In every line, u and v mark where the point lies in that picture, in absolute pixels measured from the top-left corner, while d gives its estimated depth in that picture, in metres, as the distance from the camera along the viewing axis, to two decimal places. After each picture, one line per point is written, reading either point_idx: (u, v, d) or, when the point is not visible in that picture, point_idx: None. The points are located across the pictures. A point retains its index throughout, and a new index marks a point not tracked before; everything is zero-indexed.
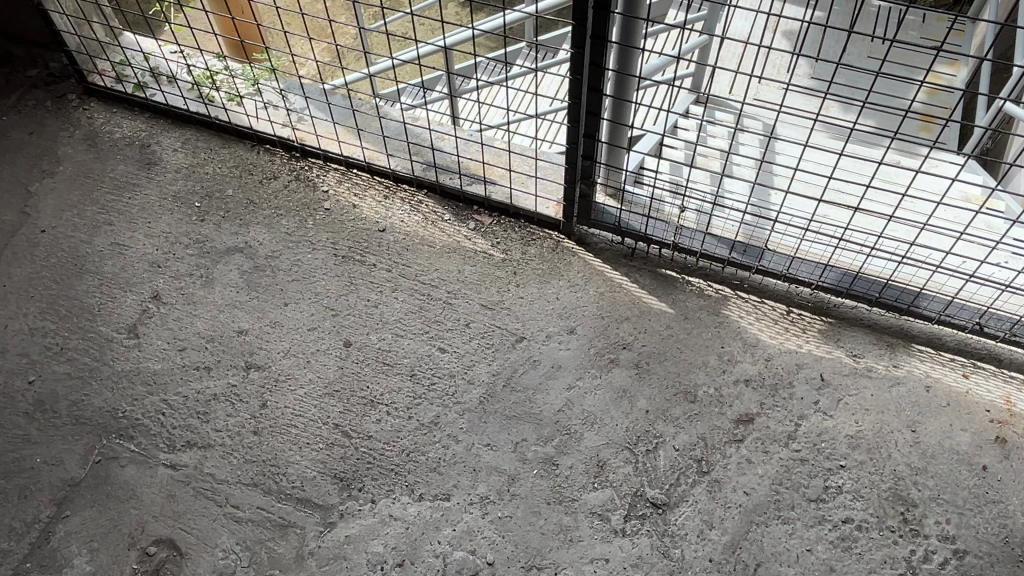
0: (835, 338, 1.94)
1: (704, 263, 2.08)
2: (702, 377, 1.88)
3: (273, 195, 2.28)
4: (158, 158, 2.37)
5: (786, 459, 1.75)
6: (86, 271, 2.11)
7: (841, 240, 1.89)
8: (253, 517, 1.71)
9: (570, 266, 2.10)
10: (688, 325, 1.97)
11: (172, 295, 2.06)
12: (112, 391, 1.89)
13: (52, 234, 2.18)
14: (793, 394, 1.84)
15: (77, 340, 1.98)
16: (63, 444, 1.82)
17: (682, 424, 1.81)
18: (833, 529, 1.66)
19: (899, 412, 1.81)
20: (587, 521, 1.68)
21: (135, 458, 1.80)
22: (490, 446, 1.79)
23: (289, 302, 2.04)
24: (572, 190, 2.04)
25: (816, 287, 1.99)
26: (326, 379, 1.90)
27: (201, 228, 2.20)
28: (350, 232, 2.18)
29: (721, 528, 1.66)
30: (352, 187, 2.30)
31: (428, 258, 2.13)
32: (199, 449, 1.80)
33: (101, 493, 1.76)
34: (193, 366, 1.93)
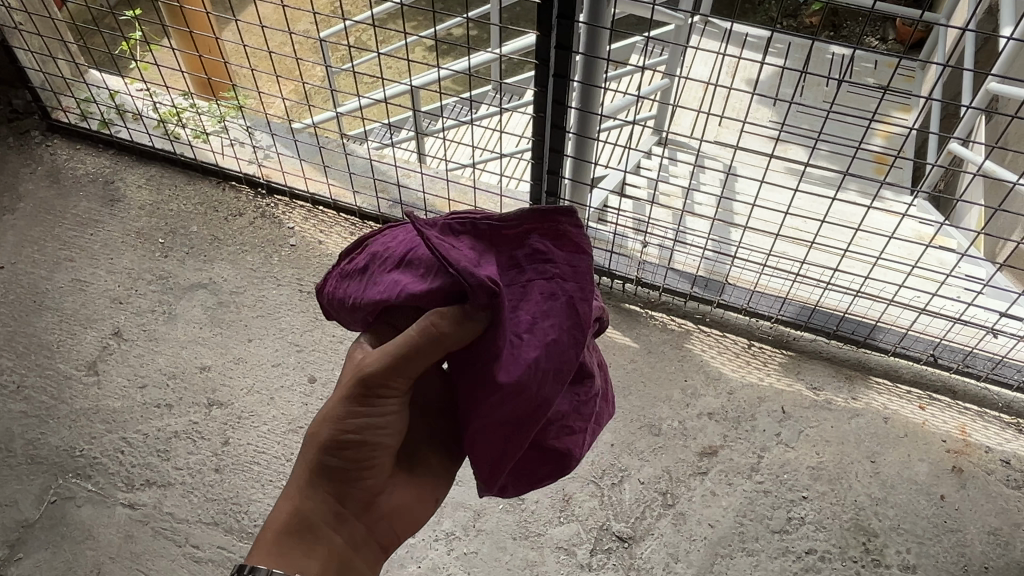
0: (796, 370, 1.97)
1: (666, 298, 2.11)
2: (666, 411, 1.89)
3: (238, 231, 2.27)
4: (122, 194, 2.36)
5: (749, 491, 1.77)
6: (45, 307, 2.08)
7: (798, 275, 1.94)
8: (213, 557, 1.68)
9: None
10: (652, 359, 1.99)
11: (133, 331, 2.04)
12: (69, 430, 1.86)
13: (11, 270, 2.16)
14: (756, 426, 1.86)
15: (34, 378, 1.94)
16: (18, 484, 1.78)
17: (647, 457, 1.82)
18: (797, 560, 1.67)
19: (858, 442, 1.84)
20: (553, 555, 1.68)
21: (91, 498, 1.76)
22: (456, 482, 1.78)
23: (254, 339, 2.02)
24: None
25: (776, 320, 2.03)
26: (290, 416, 1.88)
27: (164, 264, 2.19)
28: (316, 268, 2.18)
29: (686, 561, 1.67)
30: (319, 224, 2.30)
31: None
32: (159, 487, 1.77)
33: (56, 534, 1.72)
34: (154, 404, 1.90)
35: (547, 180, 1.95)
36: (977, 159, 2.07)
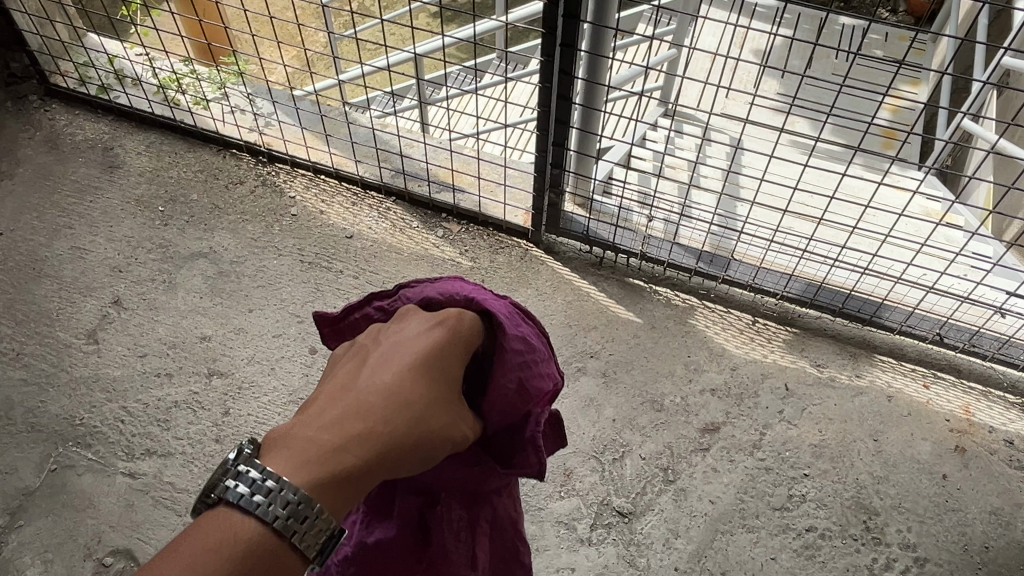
0: (800, 348, 1.96)
1: (671, 273, 2.08)
2: (669, 387, 1.88)
3: (239, 200, 2.25)
4: (122, 161, 2.33)
5: (751, 467, 1.76)
6: (44, 274, 2.06)
7: (806, 252, 1.91)
8: None
9: (538, 275, 2.09)
10: (655, 335, 1.97)
11: (133, 300, 2.02)
12: (69, 398, 1.85)
13: (10, 236, 2.14)
14: (758, 403, 1.85)
15: (34, 346, 1.93)
16: (18, 452, 1.78)
17: (649, 433, 1.81)
18: (797, 537, 1.67)
19: (861, 421, 1.83)
20: (553, 529, 1.68)
21: (92, 467, 1.76)
22: None
23: (254, 309, 2.01)
24: (541, 199, 2.03)
25: (781, 297, 2.01)
26: (291, 387, 1.87)
27: (164, 232, 2.16)
28: (317, 238, 2.15)
29: (686, 537, 1.67)
30: (320, 193, 2.27)
31: (395, 265, 2.10)
32: (159, 457, 1.77)
33: (56, 502, 1.71)
34: (154, 373, 1.89)
35: (551, 153, 1.91)
36: (989, 134, 2.05)
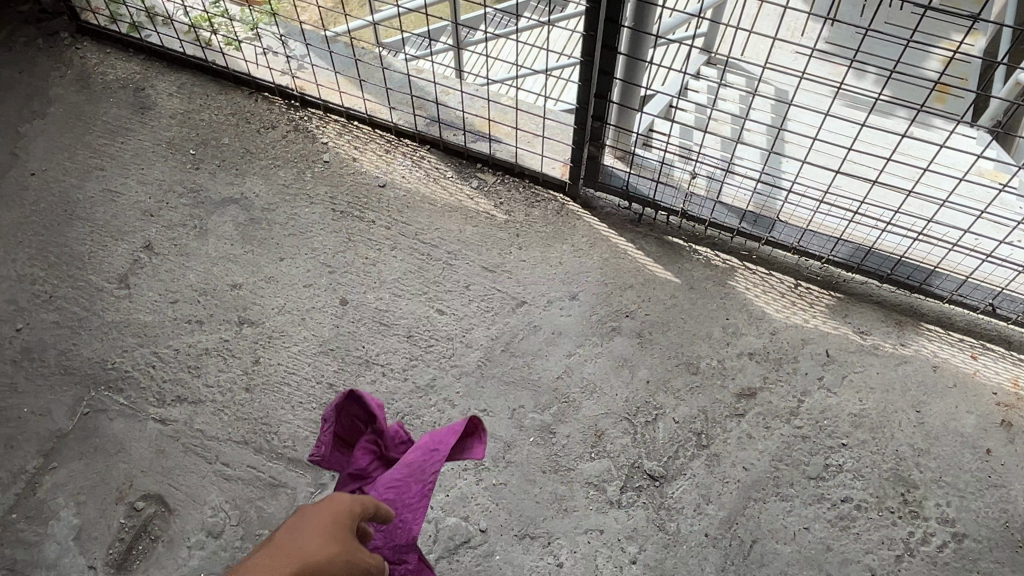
0: (843, 314, 1.89)
1: (712, 232, 2.02)
2: (705, 350, 1.83)
3: (271, 145, 2.20)
4: (153, 102, 2.29)
5: (787, 435, 1.72)
6: (76, 216, 2.05)
7: (857, 216, 1.82)
8: (243, 475, 1.68)
9: (574, 230, 2.03)
10: (694, 296, 1.92)
11: (164, 245, 2.01)
12: (101, 342, 1.85)
13: (41, 176, 2.12)
14: (798, 369, 1.80)
15: (66, 289, 1.93)
16: (52, 394, 1.79)
17: (683, 396, 1.77)
18: (832, 508, 1.64)
19: (904, 390, 1.77)
20: (582, 491, 1.66)
21: (123, 412, 1.76)
22: (487, 412, 1.76)
23: (285, 257, 1.98)
24: (580, 152, 1.96)
25: (827, 260, 1.94)
26: (321, 338, 1.86)
27: (195, 176, 2.13)
28: (349, 187, 2.11)
29: (718, 503, 1.64)
30: (353, 139, 2.22)
31: (428, 217, 2.06)
32: (190, 404, 1.77)
33: (88, 445, 1.72)
34: (185, 320, 1.88)
35: (593, 104, 1.84)
36: None
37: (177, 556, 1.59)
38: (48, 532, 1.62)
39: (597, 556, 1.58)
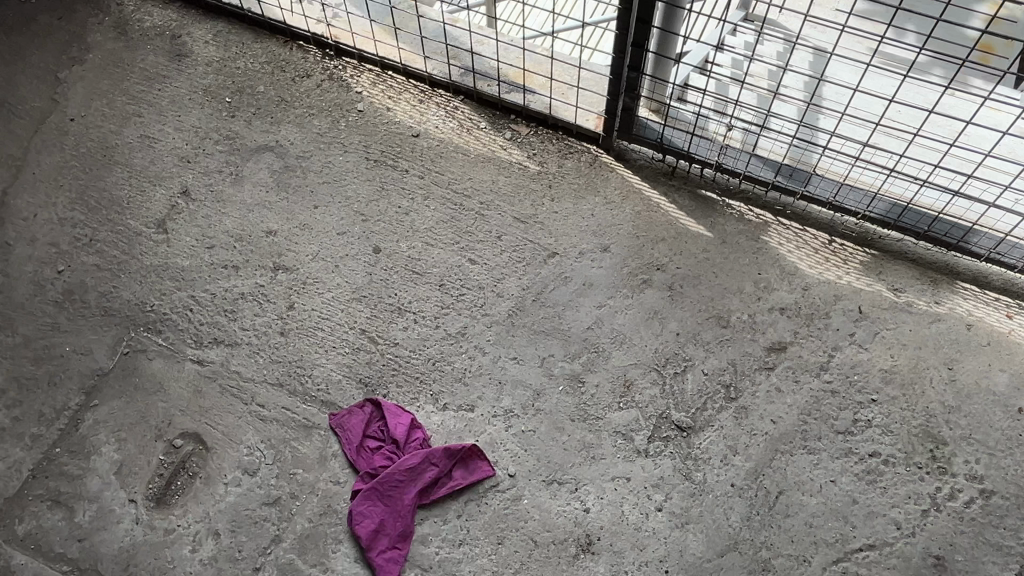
0: (877, 270, 1.88)
1: (745, 186, 2.00)
2: (736, 304, 1.83)
3: (305, 94, 2.21)
4: (189, 49, 2.31)
5: (816, 389, 1.72)
6: (115, 162, 2.08)
7: (895, 171, 1.80)
8: (278, 416, 1.72)
9: (607, 183, 2.03)
10: (726, 250, 1.91)
11: (200, 191, 2.03)
12: (140, 285, 1.89)
13: (81, 122, 2.15)
14: (829, 324, 1.80)
15: (106, 233, 1.96)
16: (93, 334, 1.83)
17: (713, 349, 1.78)
18: (859, 462, 1.64)
19: (936, 348, 1.76)
20: (610, 439, 1.68)
21: (162, 352, 1.80)
22: (517, 360, 1.77)
23: (319, 206, 2.00)
24: (615, 103, 1.95)
25: (862, 216, 1.92)
26: (354, 284, 1.88)
27: (231, 123, 2.15)
28: (383, 136, 2.12)
29: (745, 455, 1.65)
30: (386, 90, 2.22)
31: (461, 167, 2.06)
32: (226, 346, 1.81)
33: (128, 384, 1.77)
34: (221, 265, 1.92)
35: (630, 53, 1.82)
36: None
37: (214, 492, 1.64)
38: (91, 466, 1.67)
39: (623, 503, 1.61)
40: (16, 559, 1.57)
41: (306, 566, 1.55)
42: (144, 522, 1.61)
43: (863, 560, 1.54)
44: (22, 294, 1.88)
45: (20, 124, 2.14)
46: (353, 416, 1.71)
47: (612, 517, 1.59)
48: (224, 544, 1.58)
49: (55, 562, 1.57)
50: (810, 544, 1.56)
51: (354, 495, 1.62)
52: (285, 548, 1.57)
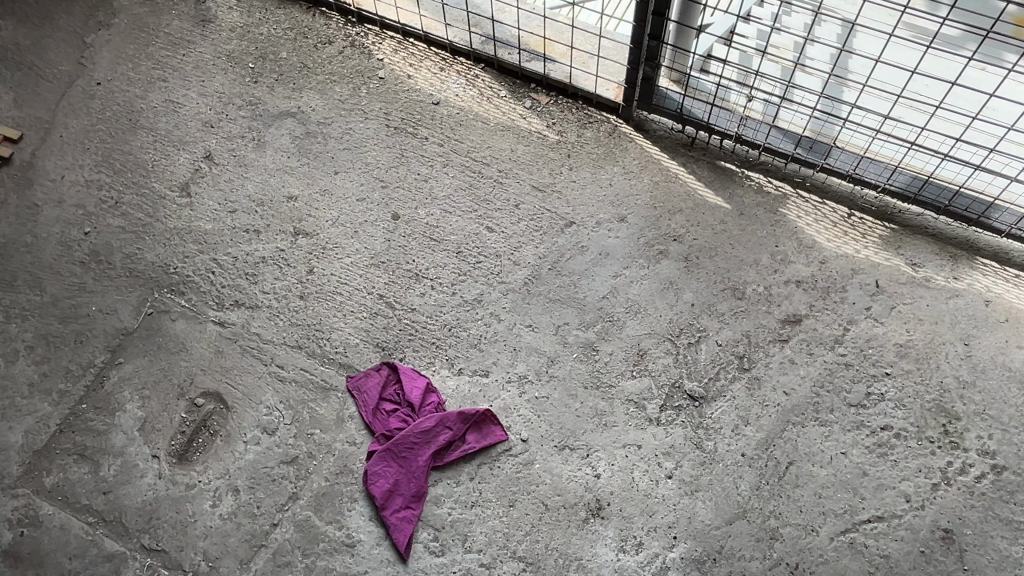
0: (896, 245, 1.87)
1: (765, 157, 2.00)
2: (753, 276, 1.83)
3: (327, 60, 2.22)
4: (213, 15, 2.32)
5: (830, 362, 1.73)
6: (140, 126, 2.11)
7: (915, 144, 1.78)
8: (296, 378, 1.76)
9: (626, 153, 2.03)
10: (744, 222, 1.91)
11: (223, 156, 2.06)
12: (164, 247, 1.93)
13: (107, 86, 2.18)
14: (845, 298, 1.80)
15: (131, 195, 2.00)
16: (118, 294, 1.87)
17: (728, 320, 1.79)
18: (871, 435, 1.65)
19: (953, 324, 1.76)
20: (622, 407, 1.70)
21: (185, 313, 1.84)
22: (532, 328, 1.79)
23: (339, 172, 2.02)
24: (635, 72, 1.95)
25: (883, 190, 1.91)
26: (373, 250, 1.90)
27: (254, 89, 2.17)
28: (403, 104, 2.13)
29: (756, 425, 1.67)
30: (407, 57, 2.23)
31: (481, 135, 2.07)
32: (247, 309, 1.84)
33: (152, 344, 1.81)
34: (243, 229, 1.95)
35: (651, 22, 1.81)
36: None
37: (234, 450, 1.68)
38: (116, 422, 1.72)
39: (634, 470, 1.63)
40: (44, 509, 1.62)
41: (322, 523, 1.59)
42: (167, 477, 1.65)
43: (871, 532, 1.55)
44: (50, 254, 1.92)
45: (48, 88, 2.17)
46: (369, 380, 1.74)
47: (623, 484, 1.61)
48: (243, 500, 1.62)
49: (81, 513, 1.62)
50: (819, 515, 1.57)
51: (369, 456, 1.65)
52: (302, 505, 1.61)
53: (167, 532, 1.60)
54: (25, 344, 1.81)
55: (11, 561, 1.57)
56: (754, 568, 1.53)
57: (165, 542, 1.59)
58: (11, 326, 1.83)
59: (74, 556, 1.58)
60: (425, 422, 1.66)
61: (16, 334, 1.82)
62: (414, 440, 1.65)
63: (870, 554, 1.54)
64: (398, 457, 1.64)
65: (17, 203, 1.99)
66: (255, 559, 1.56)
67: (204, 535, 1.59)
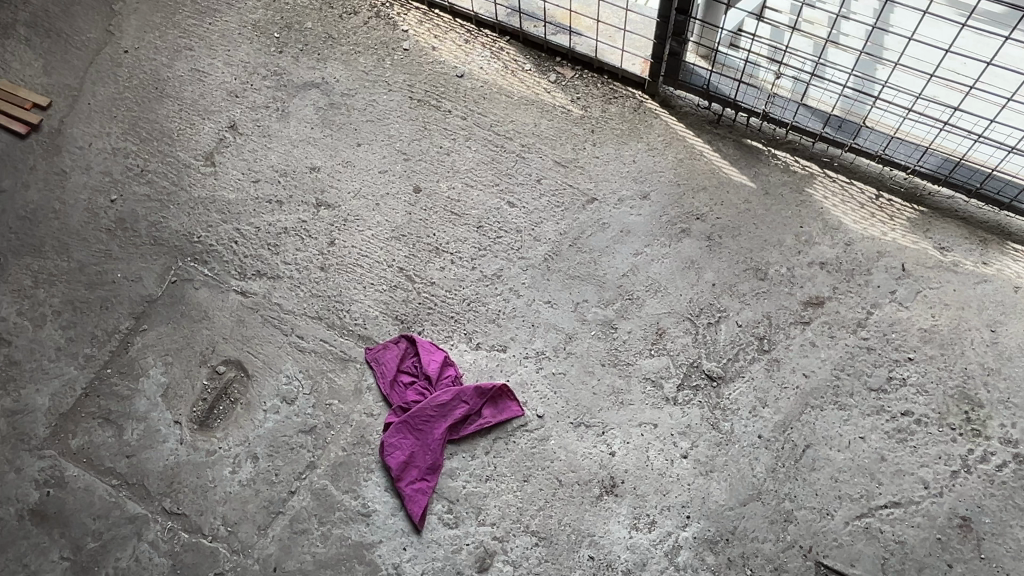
0: (925, 228, 1.83)
1: (793, 136, 1.97)
2: (776, 257, 1.81)
3: (352, 31, 2.21)
4: None
5: (852, 345, 1.71)
6: (166, 95, 2.12)
7: (947, 125, 1.74)
8: (316, 348, 1.77)
9: (650, 130, 2.00)
10: (768, 202, 1.88)
11: (248, 126, 2.07)
12: (188, 216, 1.95)
13: (134, 55, 2.19)
14: (870, 281, 1.77)
15: (157, 164, 2.02)
16: (143, 262, 1.89)
17: (749, 301, 1.77)
18: (891, 420, 1.63)
19: (980, 310, 1.72)
20: (639, 385, 1.69)
21: (208, 282, 1.86)
22: (550, 304, 1.79)
23: (362, 144, 2.02)
24: (662, 47, 1.93)
25: (912, 171, 1.87)
26: (394, 223, 1.91)
27: (279, 59, 2.17)
28: (427, 76, 2.12)
29: (774, 407, 1.65)
30: (433, 28, 2.21)
31: (504, 109, 2.05)
32: (269, 279, 1.86)
33: (175, 311, 1.83)
34: (266, 199, 1.96)
35: None
36: None
37: (254, 418, 1.70)
38: (139, 388, 1.75)
39: (649, 448, 1.62)
40: (69, 470, 1.66)
41: (339, 492, 1.61)
42: (188, 442, 1.68)
43: (887, 517, 1.54)
44: (77, 220, 1.95)
45: (77, 55, 2.19)
46: (387, 352, 1.75)
47: (637, 462, 1.61)
48: (262, 467, 1.65)
49: (105, 475, 1.66)
50: (834, 499, 1.56)
51: (387, 427, 1.67)
52: (319, 474, 1.63)
53: (187, 497, 1.63)
54: (53, 309, 1.84)
55: (37, 520, 1.61)
56: (767, 550, 1.52)
57: (185, 506, 1.62)
58: (39, 291, 1.86)
59: (97, 516, 1.62)
60: (442, 396, 1.67)
61: (43, 298, 1.85)
62: (430, 414, 1.66)
63: (885, 539, 1.53)
64: (414, 430, 1.65)
65: (46, 170, 2.02)
66: (273, 525, 1.59)
67: (223, 500, 1.62)
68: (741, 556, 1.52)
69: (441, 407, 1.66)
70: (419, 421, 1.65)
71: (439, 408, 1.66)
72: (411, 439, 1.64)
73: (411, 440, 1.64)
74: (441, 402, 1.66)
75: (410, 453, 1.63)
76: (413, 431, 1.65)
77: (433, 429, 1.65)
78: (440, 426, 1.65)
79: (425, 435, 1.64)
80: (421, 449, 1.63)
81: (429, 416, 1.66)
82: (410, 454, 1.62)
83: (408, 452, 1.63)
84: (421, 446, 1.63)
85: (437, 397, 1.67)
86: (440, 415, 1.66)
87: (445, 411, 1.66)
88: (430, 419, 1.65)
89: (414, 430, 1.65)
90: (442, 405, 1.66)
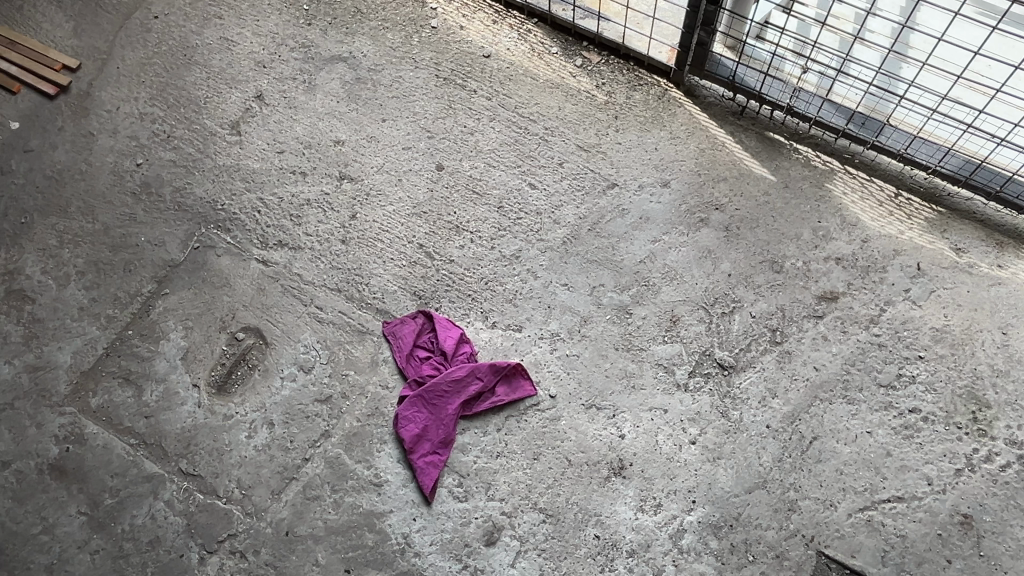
0: (942, 228, 1.85)
1: (815, 131, 1.97)
2: (792, 250, 1.83)
3: (381, 6, 2.22)
4: None
5: (864, 341, 1.72)
6: (194, 62, 2.14)
7: (972, 127, 1.74)
8: (334, 320, 1.80)
9: (673, 118, 2.02)
10: (788, 196, 1.89)
11: (274, 97, 2.08)
12: (213, 184, 1.97)
13: (163, 21, 2.20)
14: (885, 279, 1.78)
15: (183, 131, 2.04)
16: (166, 227, 1.92)
17: (763, 292, 1.79)
18: (898, 416, 1.65)
19: (993, 312, 1.74)
20: (651, 370, 1.72)
21: (229, 250, 1.89)
22: (567, 287, 1.81)
23: (387, 120, 2.04)
24: (690, 36, 1.93)
25: (932, 171, 1.88)
26: (415, 200, 1.93)
27: (307, 32, 2.18)
28: (453, 55, 2.13)
29: (783, 399, 1.68)
30: (461, 8, 2.22)
31: (529, 91, 2.07)
32: (290, 249, 1.88)
33: (196, 277, 1.86)
34: (290, 170, 1.98)
35: None
36: None
37: (271, 385, 1.73)
38: (159, 350, 1.78)
39: (658, 433, 1.65)
40: (88, 428, 1.70)
41: (352, 461, 1.65)
42: (205, 406, 1.72)
43: (889, 511, 1.57)
44: (102, 183, 1.97)
45: (107, 19, 2.21)
46: (404, 327, 1.77)
47: (646, 446, 1.64)
48: (277, 434, 1.68)
49: (124, 434, 1.69)
50: (838, 491, 1.59)
51: (401, 400, 1.70)
52: (333, 443, 1.67)
53: (203, 459, 1.66)
54: (76, 270, 1.87)
55: (56, 475, 1.65)
56: (770, 537, 1.55)
57: (201, 468, 1.65)
58: (64, 251, 1.89)
59: (115, 474, 1.65)
60: (455, 372, 1.70)
61: (68, 258, 1.88)
62: (444, 390, 1.68)
63: (887, 532, 1.55)
64: (428, 404, 1.68)
65: (74, 132, 2.04)
66: (286, 491, 1.62)
67: (238, 464, 1.65)
68: (744, 542, 1.55)
69: (455, 383, 1.69)
70: (433, 396, 1.68)
71: (453, 384, 1.69)
72: (424, 414, 1.67)
73: (425, 414, 1.67)
74: (456, 378, 1.69)
75: (422, 427, 1.66)
76: (427, 405, 1.68)
77: (447, 405, 1.67)
78: (452, 402, 1.68)
79: (438, 410, 1.67)
80: (434, 424, 1.66)
81: (442, 392, 1.68)
82: (423, 428, 1.65)
83: (421, 425, 1.66)
84: (433, 421, 1.66)
85: (451, 373, 1.69)
86: (454, 390, 1.68)
87: (458, 387, 1.69)
88: (444, 394, 1.68)
89: (427, 405, 1.68)
90: (457, 381, 1.69)
